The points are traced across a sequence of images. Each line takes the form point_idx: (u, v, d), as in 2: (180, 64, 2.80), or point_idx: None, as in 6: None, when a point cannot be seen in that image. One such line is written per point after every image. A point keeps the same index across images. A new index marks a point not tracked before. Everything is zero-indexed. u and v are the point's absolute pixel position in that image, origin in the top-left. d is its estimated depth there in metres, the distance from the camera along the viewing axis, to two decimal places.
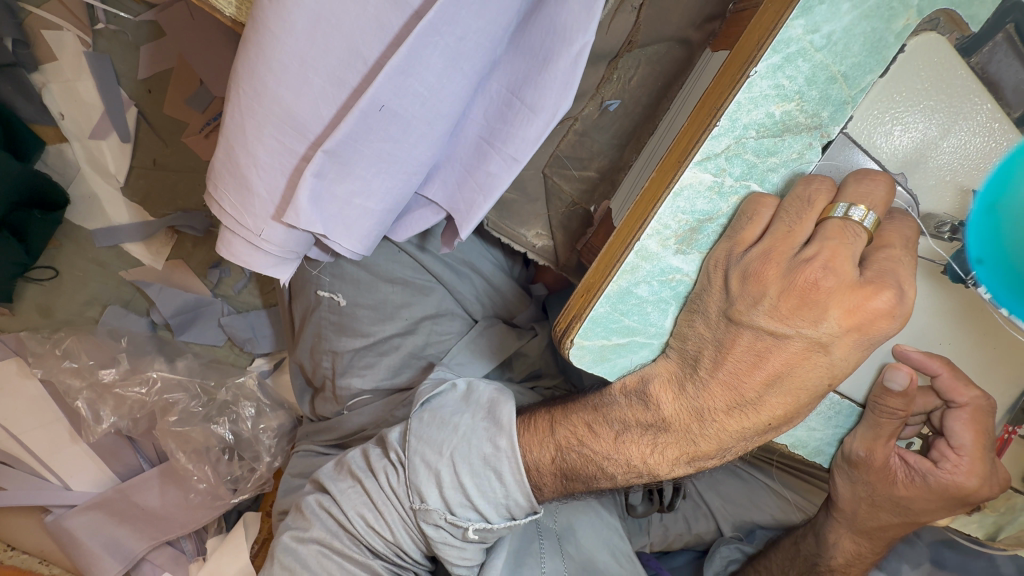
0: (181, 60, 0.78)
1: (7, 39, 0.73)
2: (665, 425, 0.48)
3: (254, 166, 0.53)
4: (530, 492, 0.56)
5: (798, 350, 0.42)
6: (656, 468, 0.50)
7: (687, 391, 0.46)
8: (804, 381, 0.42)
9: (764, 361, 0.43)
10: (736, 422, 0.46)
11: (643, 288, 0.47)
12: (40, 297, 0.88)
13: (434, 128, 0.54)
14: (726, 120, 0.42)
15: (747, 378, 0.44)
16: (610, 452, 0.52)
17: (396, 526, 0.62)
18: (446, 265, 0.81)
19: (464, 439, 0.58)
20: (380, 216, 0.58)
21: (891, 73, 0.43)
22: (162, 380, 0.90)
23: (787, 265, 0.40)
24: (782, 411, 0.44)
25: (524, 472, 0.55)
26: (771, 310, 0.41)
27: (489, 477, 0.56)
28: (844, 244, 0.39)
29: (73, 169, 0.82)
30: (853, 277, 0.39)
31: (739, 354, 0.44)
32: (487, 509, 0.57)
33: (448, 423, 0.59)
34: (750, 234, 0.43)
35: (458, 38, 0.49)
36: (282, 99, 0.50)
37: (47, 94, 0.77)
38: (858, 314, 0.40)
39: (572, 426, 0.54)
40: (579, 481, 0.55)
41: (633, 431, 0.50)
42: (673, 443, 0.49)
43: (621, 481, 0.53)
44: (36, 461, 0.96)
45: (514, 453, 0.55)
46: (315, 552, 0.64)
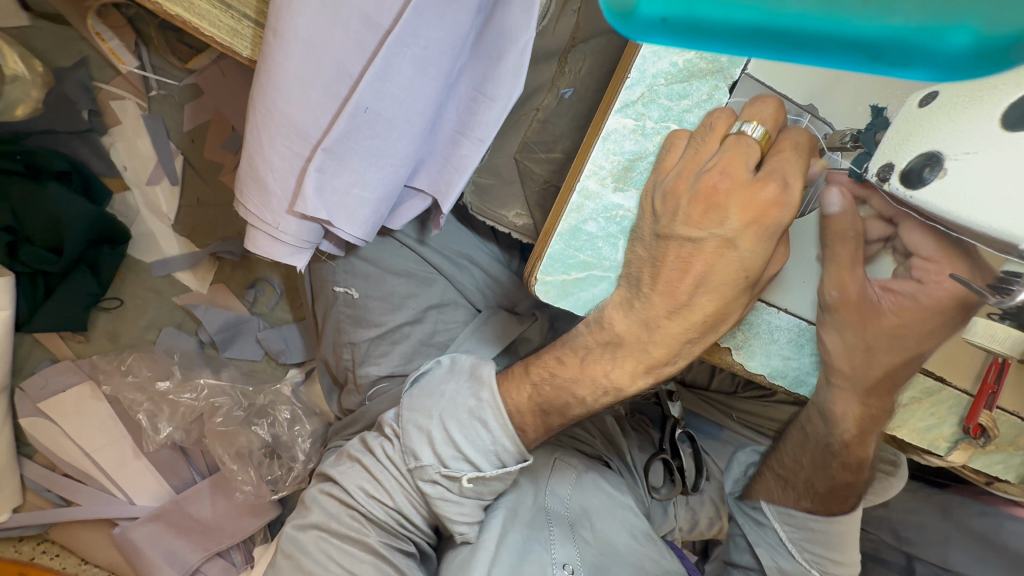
0: (216, 112, 0.94)
1: (85, 110, 0.91)
2: (620, 340, 0.56)
3: (270, 170, 0.65)
4: (515, 434, 0.62)
5: (712, 250, 0.50)
6: (618, 380, 0.58)
7: (634, 307, 0.54)
8: (722, 277, 0.50)
9: (689, 267, 0.51)
10: (676, 324, 0.53)
11: (591, 225, 0.54)
12: (110, 324, 1.03)
13: (412, 123, 0.66)
14: (635, 72, 0.51)
15: (678, 283, 0.52)
16: (577, 374, 0.59)
17: (396, 491, 0.69)
18: (446, 258, 0.91)
19: (451, 400, 0.64)
20: (376, 204, 0.69)
21: None
22: (209, 387, 1.01)
23: (694, 176, 0.49)
24: (712, 308, 0.51)
25: (506, 416, 0.62)
26: (685, 218, 0.50)
27: (477, 427, 0.63)
28: (739, 152, 0.47)
29: (134, 211, 0.98)
30: (745, 177, 0.47)
31: (669, 264, 0.52)
32: (477, 458, 0.63)
33: (436, 391, 0.66)
34: (668, 161, 0.51)
35: (423, 48, 0.62)
36: (288, 113, 0.62)
37: (115, 151, 0.95)
38: (751, 209, 0.48)
39: (543, 362, 0.62)
40: (556, 410, 0.61)
41: (595, 351, 0.58)
42: (629, 354, 0.56)
43: (591, 404, 0.60)
44: (105, 477, 1.07)
45: (495, 400, 0.62)
46: (315, 537, 0.69)
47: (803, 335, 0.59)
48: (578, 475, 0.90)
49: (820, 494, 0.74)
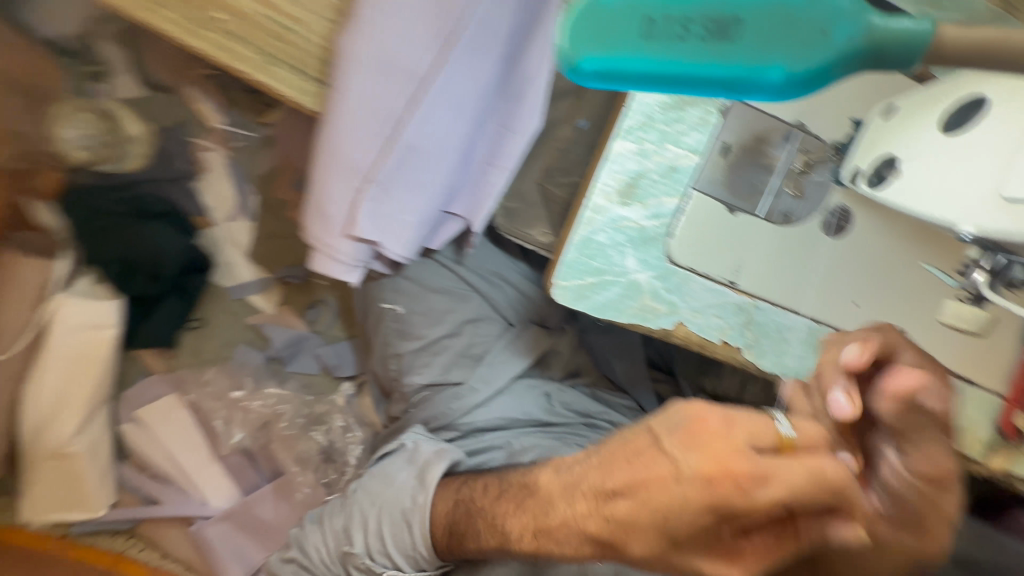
0: (286, 158, 1.11)
1: (182, 161, 1.09)
2: (541, 488, 0.60)
3: (330, 201, 0.77)
4: (429, 544, 0.77)
5: (659, 470, 0.47)
6: (513, 527, 0.62)
7: (573, 472, 0.57)
8: (649, 495, 0.47)
9: (631, 463, 0.50)
10: (585, 507, 0.53)
11: (601, 235, 0.62)
12: (193, 342, 1.19)
13: (448, 157, 0.76)
14: (634, 104, 0.59)
15: (614, 471, 0.51)
16: (506, 517, 0.64)
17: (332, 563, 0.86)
18: (480, 276, 1.00)
19: (398, 490, 0.83)
20: (418, 227, 0.79)
21: None
22: (275, 396, 1.15)
23: (680, 416, 0.49)
24: (645, 513, 0.48)
25: (431, 527, 0.77)
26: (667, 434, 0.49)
27: (403, 528, 0.79)
28: (707, 430, 0.47)
29: (217, 244, 1.15)
30: (733, 445, 0.45)
31: (619, 458, 0.51)
32: (398, 558, 0.79)
33: (391, 480, 0.85)
34: (668, 426, 0.49)
35: (456, 94, 0.73)
36: (346, 153, 0.75)
37: (203, 194, 1.12)
38: (718, 464, 0.44)
39: (500, 486, 0.69)
40: (458, 534, 0.73)
41: (523, 492, 0.63)
42: (534, 510, 0.59)
43: (488, 547, 0.66)
44: (184, 478, 1.20)
45: (424, 508, 0.78)
46: (291, 569, 0.90)
47: (809, 335, 0.66)
48: None
49: None
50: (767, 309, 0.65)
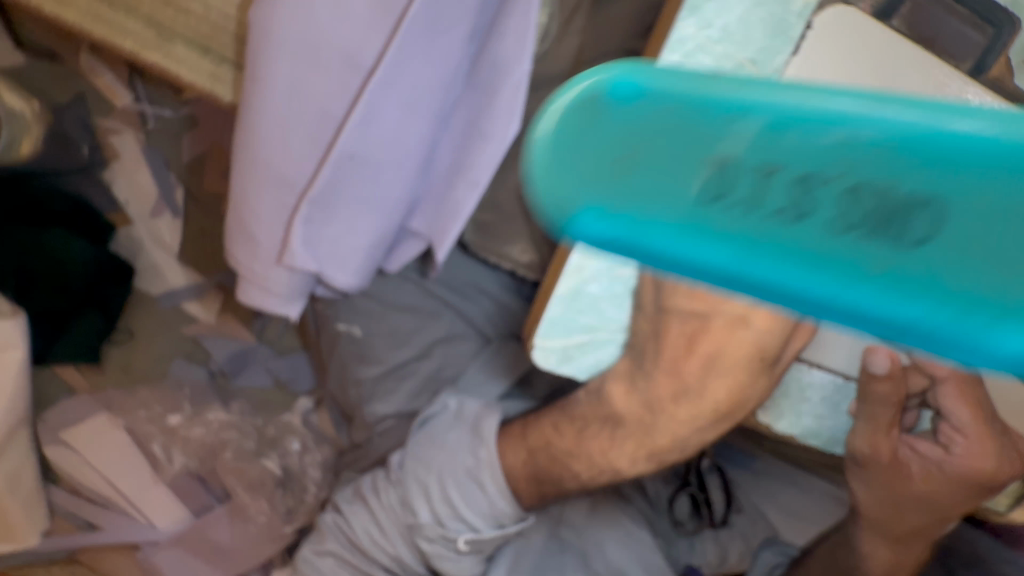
0: (214, 143, 0.92)
1: (85, 146, 0.91)
2: (619, 420, 0.51)
3: (256, 222, 0.62)
4: (512, 498, 0.58)
5: (721, 329, 0.45)
6: (615, 460, 0.53)
7: (636, 387, 0.48)
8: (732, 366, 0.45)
9: (694, 347, 0.46)
10: (684, 412, 0.49)
11: (594, 285, 0.49)
12: (122, 357, 1.03)
13: (404, 166, 0.61)
14: None
15: (683, 368, 0.47)
16: (575, 448, 0.55)
17: (398, 539, 0.64)
18: (453, 290, 0.88)
19: (451, 454, 0.60)
20: (369, 250, 0.65)
21: (814, 46, 0.46)
22: (219, 421, 1.02)
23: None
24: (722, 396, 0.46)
25: (504, 479, 0.58)
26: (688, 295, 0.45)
27: (473, 487, 0.59)
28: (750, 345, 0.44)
29: (138, 245, 0.97)
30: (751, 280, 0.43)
31: (673, 340, 0.47)
32: (475, 519, 0.59)
33: (435, 443, 0.61)
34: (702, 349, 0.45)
35: (410, 87, 0.57)
36: (272, 162, 0.59)
37: (116, 186, 0.94)
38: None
39: (539, 429, 0.57)
40: (551, 482, 0.57)
41: (594, 431, 0.54)
42: (630, 436, 0.53)
43: (588, 480, 0.56)
44: (126, 502, 1.08)
45: (491, 461, 0.58)
46: (331, 565, 0.65)
47: (836, 390, 0.56)
48: (592, 509, 0.92)
49: None
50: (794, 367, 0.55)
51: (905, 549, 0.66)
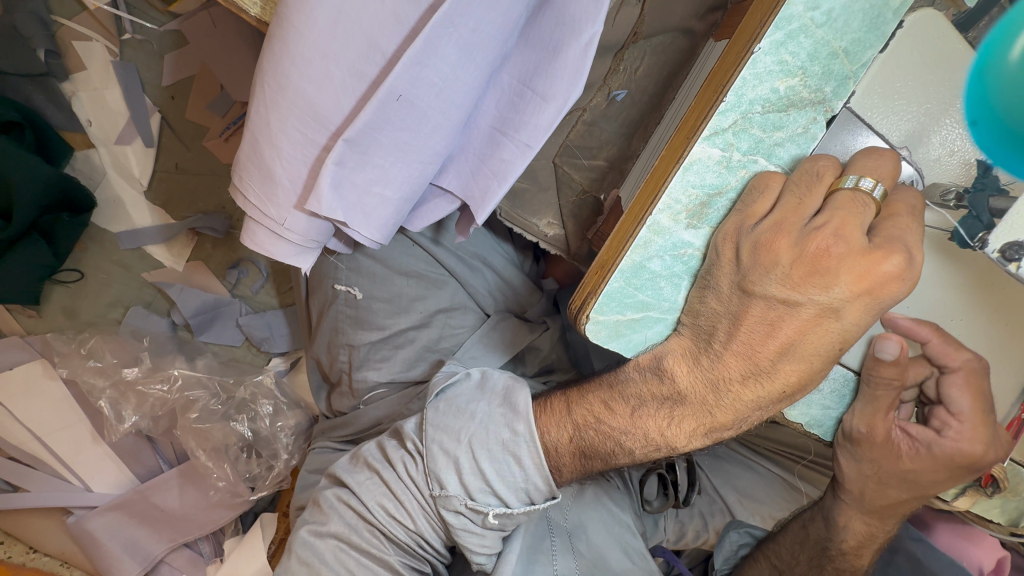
0: (203, 67, 0.82)
1: (41, 50, 0.77)
2: (681, 397, 0.50)
3: (277, 158, 0.55)
4: (549, 476, 0.56)
5: (809, 317, 0.44)
6: (673, 440, 0.52)
7: (701, 363, 0.48)
8: (815, 347, 0.44)
9: (777, 330, 0.45)
10: (750, 391, 0.47)
11: (656, 262, 0.48)
12: (67, 300, 0.91)
13: (450, 118, 0.56)
14: (732, 96, 0.43)
15: (760, 347, 0.46)
16: (628, 427, 0.53)
17: (418, 514, 0.61)
18: (459, 259, 0.81)
19: (482, 425, 0.57)
20: (398, 205, 0.60)
21: (891, 48, 0.45)
22: (183, 377, 0.91)
23: (799, 232, 0.42)
24: (796, 378, 0.46)
25: (543, 455, 0.56)
26: (783, 279, 0.43)
27: (509, 462, 0.56)
28: (821, 332, 0.44)
29: (99, 173, 0.85)
30: (861, 243, 0.41)
31: (751, 324, 0.46)
32: (507, 495, 0.57)
33: (464, 411, 0.59)
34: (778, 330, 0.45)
35: (471, 30, 0.52)
36: (305, 93, 0.52)
37: (77, 102, 0.81)
38: (869, 279, 0.41)
39: (588, 404, 0.55)
40: (598, 458, 0.55)
41: (650, 405, 0.52)
42: (690, 415, 0.50)
43: (640, 456, 0.54)
44: (59, 461, 0.97)
45: (532, 437, 0.55)
46: (333, 547, 0.62)
47: (847, 385, 0.59)
48: (578, 492, 0.93)
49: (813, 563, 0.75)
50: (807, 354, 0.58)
51: (880, 522, 0.69)
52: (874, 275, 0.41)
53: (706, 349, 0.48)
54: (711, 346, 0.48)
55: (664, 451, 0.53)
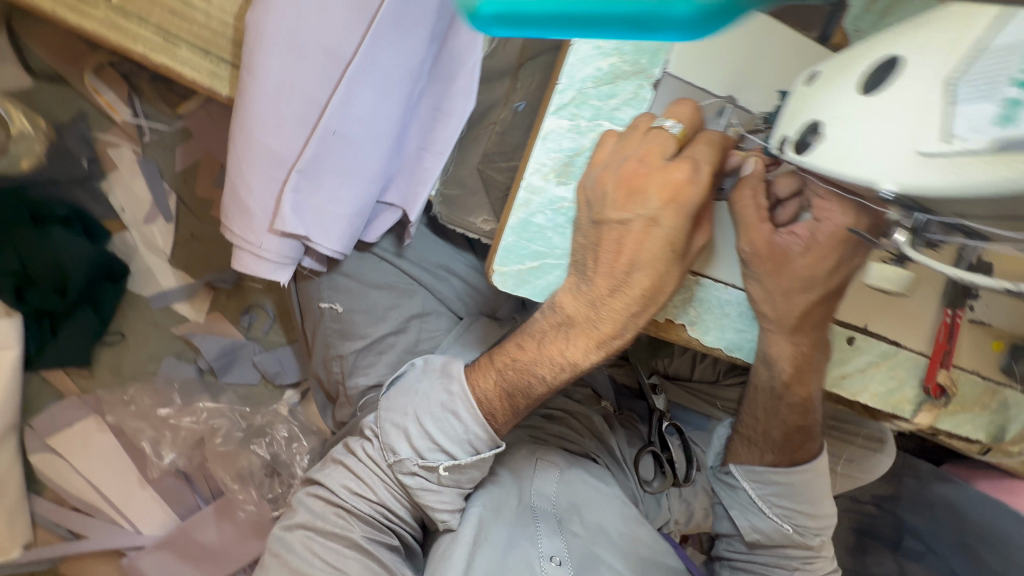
0: (207, 154, 1.02)
1: (84, 158, 0.98)
2: (571, 321, 0.60)
3: (250, 194, 0.70)
4: (485, 421, 0.65)
5: (639, 230, 0.56)
6: (574, 357, 0.62)
7: (579, 289, 0.59)
8: (651, 253, 0.56)
9: (622, 247, 0.57)
10: (618, 300, 0.58)
11: (540, 217, 0.60)
12: (112, 359, 1.07)
13: (379, 144, 0.72)
14: (565, 78, 0.57)
15: (615, 263, 0.57)
16: (537, 357, 0.63)
17: (379, 486, 0.71)
18: (424, 270, 0.94)
19: (425, 396, 0.68)
20: (350, 219, 0.74)
21: None
22: (207, 410, 1.07)
23: (618, 163, 0.55)
24: (648, 282, 0.56)
25: (476, 405, 0.65)
26: (613, 202, 0.56)
27: (450, 420, 0.65)
28: (650, 236, 0.56)
29: (132, 248, 1.04)
30: (661, 162, 0.54)
31: (606, 245, 0.57)
32: (452, 448, 0.65)
33: (412, 390, 0.69)
34: (623, 244, 0.57)
35: (382, 74, 0.69)
36: (264, 141, 0.68)
37: (112, 194, 1.01)
38: (670, 188, 0.54)
39: (505, 349, 0.66)
40: (522, 393, 0.64)
41: (551, 335, 0.62)
42: (581, 332, 0.61)
43: (554, 382, 0.64)
44: (112, 508, 1.09)
45: (464, 392, 0.65)
46: (300, 536, 0.69)
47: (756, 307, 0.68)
48: (563, 476, 0.96)
49: (779, 445, 0.81)
50: (710, 285, 0.67)
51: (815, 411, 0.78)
52: (676, 187, 0.54)
53: (581, 274, 0.59)
54: (583, 269, 0.59)
55: (572, 373, 0.63)
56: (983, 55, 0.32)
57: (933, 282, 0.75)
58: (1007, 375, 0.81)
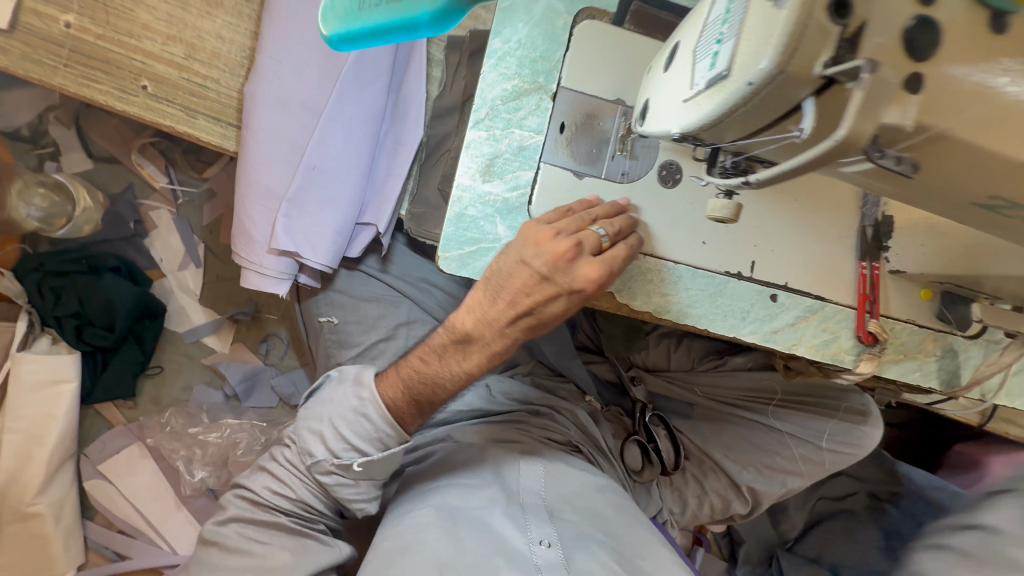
0: (228, 208, 1.23)
1: (131, 221, 1.20)
2: (469, 337, 0.73)
3: (253, 224, 0.88)
4: (394, 422, 0.76)
5: (550, 291, 0.67)
6: (469, 369, 0.75)
7: (481, 311, 0.71)
8: (551, 310, 0.69)
9: (532, 292, 0.68)
10: (510, 328, 0.71)
11: (472, 210, 0.73)
12: (152, 390, 1.25)
13: (352, 174, 0.88)
14: (479, 99, 0.73)
15: (521, 299, 0.68)
16: (443, 365, 0.75)
17: (298, 484, 0.79)
18: (408, 283, 1.08)
19: (338, 403, 0.78)
20: (333, 237, 0.89)
21: (571, 48, 0.74)
22: (231, 427, 1.21)
23: (550, 238, 0.65)
24: (536, 325, 0.71)
25: (388, 411, 0.75)
26: (541, 257, 0.65)
27: (361, 421, 0.76)
28: (552, 290, 0.67)
29: (169, 292, 1.24)
30: (592, 253, 0.66)
31: (520, 286, 0.67)
32: (363, 444, 0.76)
33: (325, 399, 0.80)
34: (517, 278, 0.67)
35: (349, 119, 0.87)
36: (260, 180, 0.86)
37: (153, 248, 1.22)
38: (593, 280, 0.66)
39: (418, 355, 0.77)
40: (427, 399, 0.76)
41: (450, 344, 0.74)
42: (476, 349, 0.73)
43: (454, 389, 0.76)
44: (152, 528, 1.19)
45: (375, 398, 0.76)
46: (234, 527, 0.76)
47: (673, 272, 0.78)
48: (549, 459, 0.93)
49: None
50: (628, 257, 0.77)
51: None
52: (591, 280, 0.66)
53: (488, 296, 0.70)
54: (492, 292, 0.69)
55: (470, 380, 0.76)
56: (711, 19, 0.42)
57: (845, 240, 0.82)
58: (943, 322, 0.85)
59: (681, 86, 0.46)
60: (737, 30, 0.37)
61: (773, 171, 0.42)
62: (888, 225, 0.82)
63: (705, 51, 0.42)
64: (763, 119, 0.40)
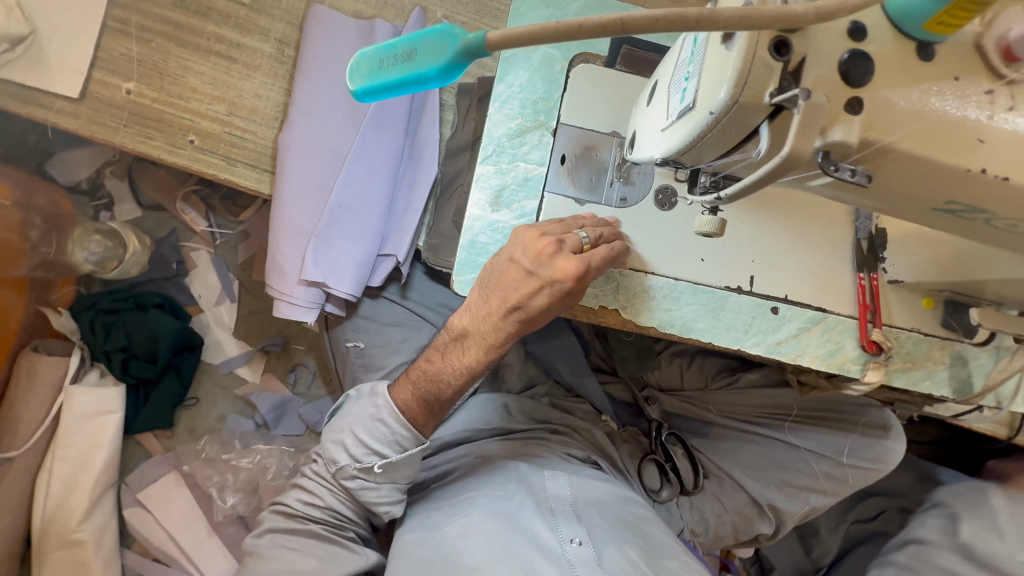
0: (261, 247, 1.33)
1: (174, 262, 1.30)
2: (468, 333, 0.78)
3: (284, 258, 0.96)
4: (407, 423, 0.80)
5: (536, 285, 0.72)
6: (471, 364, 0.79)
7: (478, 307, 0.76)
8: (540, 304, 0.73)
9: (523, 286, 0.72)
10: (506, 323, 0.75)
11: (482, 237, 0.80)
12: (189, 419, 1.32)
13: (374, 210, 0.97)
14: (486, 137, 0.81)
15: (514, 293, 0.73)
16: (449, 365, 0.80)
17: (327, 492, 0.84)
18: (428, 309, 1.14)
19: (358, 413, 0.83)
20: (357, 268, 0.97)
21: (568, 89, 0.82)
22: (262, 453, 1.26)
23: (528, 241, 0.71)
24: (528, 320, 0.75)
25: (400, 413, 0.80)
26: (527, 255, 0.70)
27: (379, 426, 0.81)
28: (544, 288, 0.72)
29: (207, 325, 1.33)
30: (576, 250, 0.70)
31: (510, 282, 0.72)
32: (382, 447, 0.80)
33: (347, 412, 0.86)
34: (510, 275, 0.72)
35: (371, 161, 0.96)
36: (291, 218, 0.95)
37: (192, 285, 1.32)
38: (577, 278, 0.71)
39: (425, 357, 0.82)
40: (435, 397, 0.81)
41: (454, 343, 0.80)
42: (474, 344, 0.78)
43: (456, 386, 0.80)
44: (184, 555, 1.22)
45: (388, 403, 0.81)
46: (269, 536, 0.81)
47: (674, 288, 0.82)
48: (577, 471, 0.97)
49: None
50: (632, 274, 0.81)
51: None
52: (569, 274, 0.70)
53: (484, 295, 0.75)
54: (488, 291, 0.75)
55: (472, 376, 0.81)
56: (679, 60, 0.49)
57: (841, 252, 0.86)
58: (949, 330, 0.86)
59: (659, 117, 0.52)
60: (700, 70, 0.44)
61: (740, 185, 0.47)
62: (881, 237, 0.85)
63: (676, 89, 0.48)
64: (729, 142, 0.46)
